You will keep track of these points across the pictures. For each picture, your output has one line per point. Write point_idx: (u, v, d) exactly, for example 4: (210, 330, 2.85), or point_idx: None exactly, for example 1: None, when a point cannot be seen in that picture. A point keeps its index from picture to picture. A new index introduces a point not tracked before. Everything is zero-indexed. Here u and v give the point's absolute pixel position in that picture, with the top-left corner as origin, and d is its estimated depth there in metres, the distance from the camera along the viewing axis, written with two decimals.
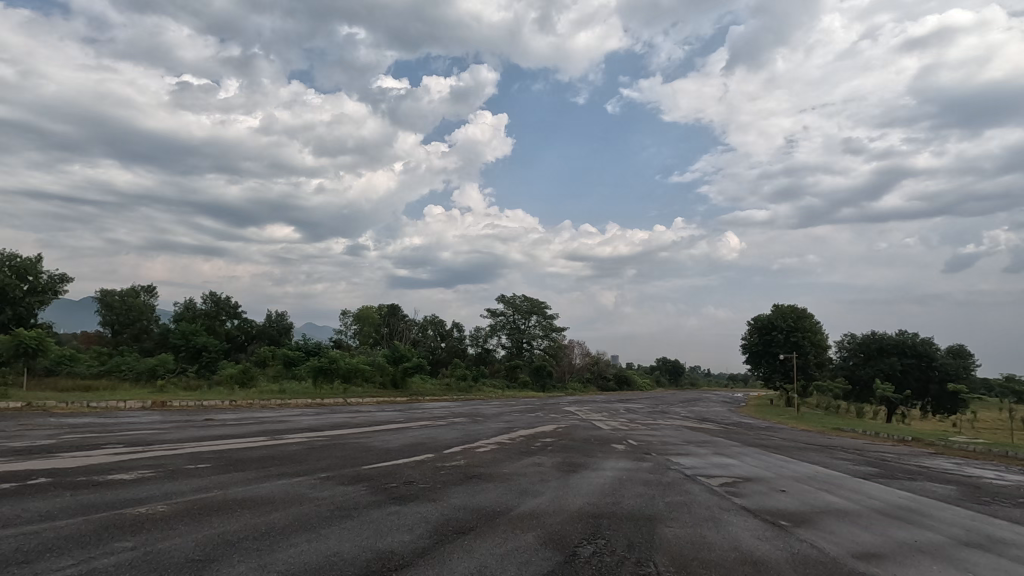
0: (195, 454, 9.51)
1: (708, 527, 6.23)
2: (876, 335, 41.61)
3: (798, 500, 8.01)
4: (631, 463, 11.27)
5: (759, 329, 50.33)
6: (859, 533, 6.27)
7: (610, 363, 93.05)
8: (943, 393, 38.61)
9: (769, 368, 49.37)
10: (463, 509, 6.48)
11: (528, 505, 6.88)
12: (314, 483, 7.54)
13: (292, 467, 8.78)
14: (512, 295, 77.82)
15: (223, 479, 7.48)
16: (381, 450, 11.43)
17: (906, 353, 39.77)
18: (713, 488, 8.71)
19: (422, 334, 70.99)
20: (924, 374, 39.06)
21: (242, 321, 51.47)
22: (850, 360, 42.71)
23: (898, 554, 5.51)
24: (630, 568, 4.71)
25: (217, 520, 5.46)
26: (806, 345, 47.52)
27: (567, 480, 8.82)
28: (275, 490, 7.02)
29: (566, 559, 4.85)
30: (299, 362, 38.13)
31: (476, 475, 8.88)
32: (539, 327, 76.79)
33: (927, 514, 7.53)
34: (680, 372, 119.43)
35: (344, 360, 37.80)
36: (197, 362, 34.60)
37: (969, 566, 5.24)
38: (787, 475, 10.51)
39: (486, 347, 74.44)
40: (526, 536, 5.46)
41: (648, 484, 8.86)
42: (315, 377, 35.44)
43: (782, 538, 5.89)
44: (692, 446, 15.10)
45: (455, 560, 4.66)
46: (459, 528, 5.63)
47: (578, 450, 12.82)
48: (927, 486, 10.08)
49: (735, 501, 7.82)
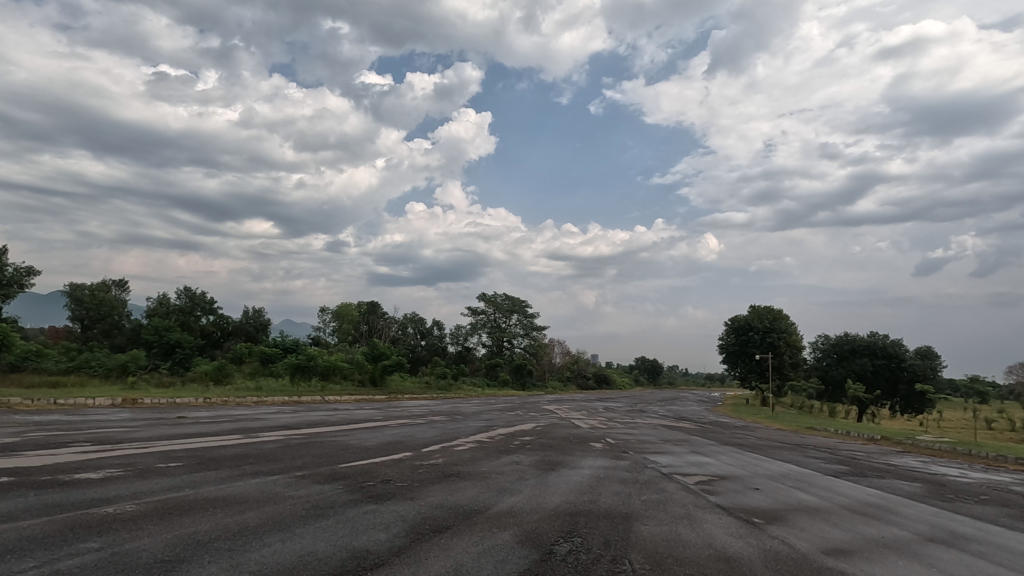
0: (167, 453, 9.24)
1: (683, 524, 6.32)
2: (848, 336, 42.59)
3: (770, 498, 8.18)
4: (609, 462, 11.32)
5: (736, 330, 51.13)
6: (829, 530, 6.40)
7: (590, 363, 93.64)
8: (911, 394, 39.71)
9: (746, 368, 50.26)
10: (441, 508, 6.44)
11: (506, 504, 6.87)
12: (288, 482, 7.39)
13: (268, 466, 8.59)
14: (493, 293, 77.62)
15: (194, 478, 7.31)
16: (359, 449, 11.23)
17: (877, 354, 40.75)
18: (688, 487, 8.81)
19: (401, 332, 70.72)
20: (894, 375, 40.06)
21: (217, 318, 50.43)
22: (824, 360, 43.61)
23: (865, 550, 5.66)
24: (605, 565, 4.75)
25: (188, 519, 5.35)
26: (781, 345, 48.36)
27: (544, 480, 8.79)
28: (249, 489, 6.87)
29: (542, 557, 4.85)
30: (276, 359, 37.61)
31: (454, 474, 8.81)
32: (519, 326, 76.96)
33: (895, 510, 7.76)
34: (659, 372, 120.39)
35: (321, 358, 37.52)
36: (170, 358, 33.93)
37: (934, 561, 5.40)
38: (762, 474, 10.68)
39: (466, 345, 74.17)
40: (503, 535, 5.45)
41: (625, 482, 8.96)
42: (292, 374, 35.08)
43: (754, 535, 6.01)
44: (668, 445, 15.16)
45: (431, 559, 4.62)
46: (436, 527, 5.58)
47: (557, 450, 12.78)
48: (894, 483, 10.36)
49: (710, 498, 7.93)
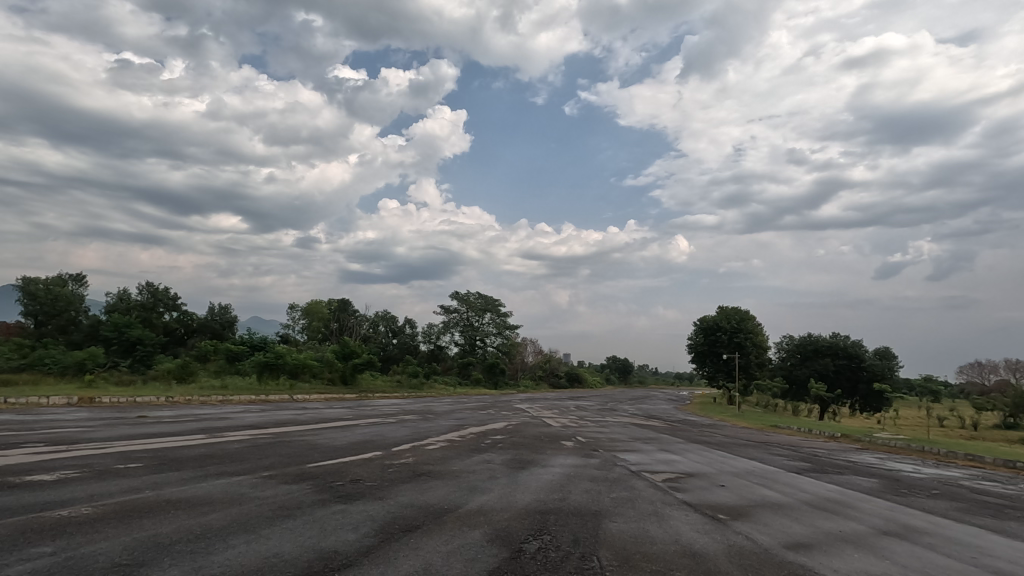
0: (126, 454, 8.94)
1: (651, 521, 6.41)
2: (812, 337, 43.91)
3: (736, 495, 8.38)
4: (579, 459, 11.48)
5: (705, 330, 52.20)
6: (791, 526, 6.59)
7: (562, 362, 94.31)
8: (870, 393, 41.01)
9: (713, 368, 51.34)
10: (411, 508, 6.38)
11: (476, 503, 6.88)
12: (254, 483, 7.24)
13: (234, 466, 8.42)
14: (466, 291, 77.38)
15: (154, 479, 7.09)
16: (328, 449, 11.07)
17: (839, 354, 42.10)
18: (656, 484, 8.97)
19: (373, 330, 70.10)
20: (854, 375, 41.42)
21: (181, 314, 49.02)
22: (789, 360, 44.88)
23: (824, 544, 5.85)
24: (574, 563, 4.79)
25: (148, 522, 5.19)
26: (748, 345, 49.56)
27: (516, 478, 8.86)
28: (213, 490, 6.71)
29: (511, 555, 4.88)
30: (243, 357, 36.76)
31: (426, 473, 8.78)
32: (492, 325, 76.89)
33: (852, 505, 8.04)
34: (629, 371, 121.88)
35: (290, 356, 36.79)
36: (131, 356, 32.84)
37: (888, 553, 5.61)
38: (727, 471, 10.96)
39: (439, 344, 73.74)
40: (472, 534, 5.42)
41: (594, 479, 9.08)
42: (260, 373, 34.38)
43: (719, 531, 6.13)
44: (637, 443, 15.42)
45: (400, 559, 4.58)
46: (405, 527, 5.54)
47: (529, 448, 12.80)
48: (853, 479, 10.77)
49: (677, 495, 8.09)
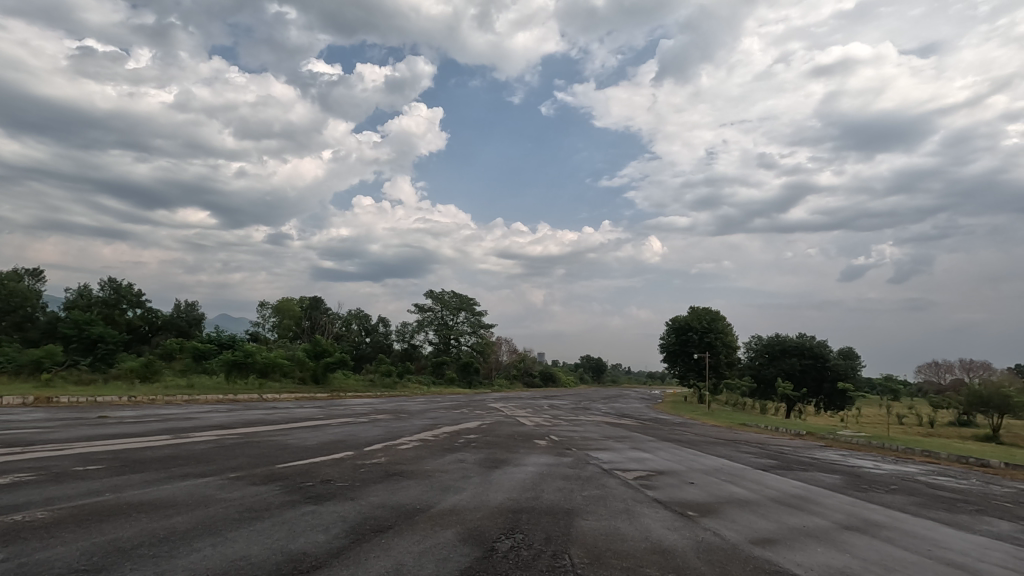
0: (85, 456, 8.64)
1: (622, 519, 6.48)
2: (779, 337, 45.03)
3: (705, 492, 8.53)
4: (552, 458, 11.55)
5: (677, 330, 53.00)
6: (757, 522, 6.75)
7: (537, 361, 94.64)
8: (834, 392, 42.26)
9: (685, 367, 52.20)
10: (383, 508, 6.34)
11: (448, 502, 6.87)
12: (221, 484, 7.08)
13: (199, 467, 8.22)
14: (440, 290, 76.97)
15: (116, 481, 6.87)
16: (299, 449, 10.92)
17: (805, 354, 43.27)
18: (628, 482, 9.07)
19: (345, 329, 69.27)
20: (819, 374, 42.62)
21: (146, 311, 47.50)
22: (757, 360, 45.95)
23: (789, 539, 6.01)
24: (546, 561, 4.82)
25: (109, 526, 5.04)
26: (718, 345, 50.53)
27: (489, 477, 8.87)
28: (178, 492, 6.54)
29: (484, 554, 4.88)
30: (210, 355, 35.86)
31: (398, 473, 8.74)
32: (467, 323, 76.63)
33: (816, 501, 8.28)
34: (603, 369, 122.93)
35: (260, 354, 36.04)
36: (91, 354, 31.73)
37: (848, 547, 5.79)
38: (697, 469, 11.13)
39: (412, 343, 73.14)
40: (444, 534, 5.41)
41: (567, 478, 9.14)
42: (228, 372, 33.59)
43: (688, 528, 6.24)
44: (610, 441, 15.56)
45: (371, 559, 4.56)
46: (377, 527, 5.50)
47: (502, 447, 12.82)
48: (817, 475, 11.09)
49: (648, 493, 8.21)
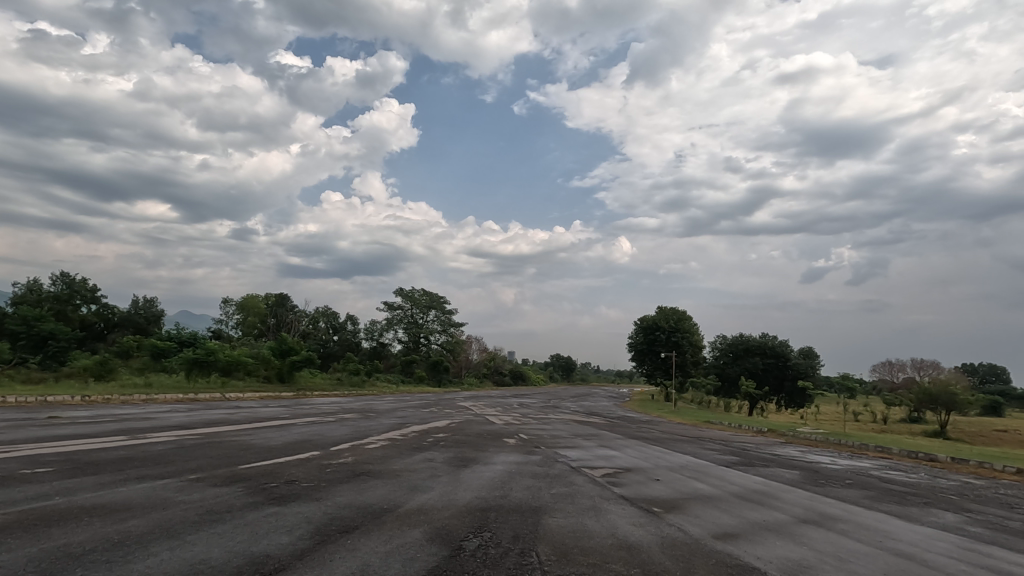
0: (33, 458, 8.24)
1: (589, 516, 6.56)
2: (743, 337, 46.25)
3: (670, 488, 8.72)
4: (521, 456, 11.60)
5: (644, 329, 53.81)
6: (720, 516, 6.93)
7: (507, 359, 94.79)
8: (794, 390, 43.64)
9: (652, 366, 53.08)
10: (349, 508, 6.26)
11: (417, 501, 6.82)
12: (180, 487, 6.85)
13: (158, 469, 7.95)
14: (410, 288, 76.16)
15: (66, 485, 6.57)
16: (262, 449, 10.69)
17: (767, 353, 44.54)
18: (595, 479, 9.18)
19: (312, 326, 68.09)
20: (781, 373, 43.95)
21: (101, 307, 45.62)
22: (721, 359, 47.08)
23: (749, 533, 6.18)
24: (513, 558, 4.84)
25: (59, 530, 4.83)
26: (684, 345, 51.58)
27: (457, 476, 8.86)
28: (133, 494, 6.30)
29: (451, 554, 4.85)
30: (169, 353, 34.69)
31: (365, 472, 8.65)
32: (437, 322, 76.12)
33: (775, 496, 8.54)
34: (572, 368, 123.86)
35: (223, 352, 35.02)
36: (41, 352, 30.28)
37: (806, 540, 5.99)
38: (663, 466, 11.36)
39: (381, 341, 72.24)
40: (412, 533, 5.38)
41: (535, 476, 9.20)
42: (188, 370, 32.56)
43: (654, 523, 6.36)
44: (578, 440, 15.72)
45: (337, 560, 4.50)
46: (343, 528, 5.43)
47: (471, 446, 12.77)
48: (777, 471, 11.44)
49: (615, 490, 8.34)
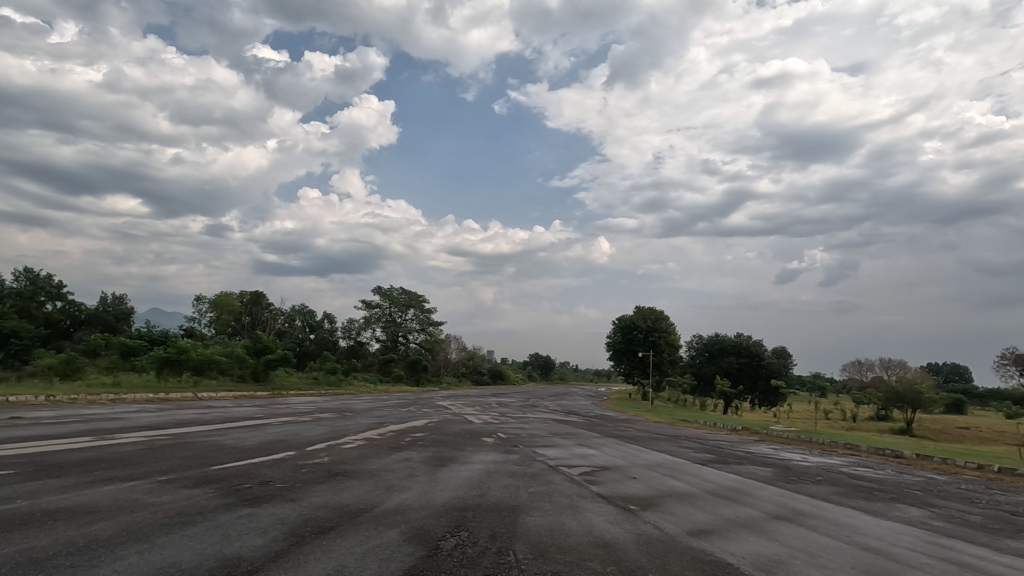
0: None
1: (566, 514, 6.61)
2: (718, 336, 47.03)
3: (647, 486, 8.81)
4: (499, 455, 11.59)
5: (622, 329, 54.30)
6: (694, 513, 7.04)
7: (486, 358, 94.75)
8: (768, 389, 44.53)
9: (629, 365, 53.59)
10: (324, 509, 6.19)
11: (393, 502, 6.77)
12: (149, 488, 6.69)
13: (126, 471, 7.74)
14: (388, 286, 75.50)
15: (28, 488, 6.35)
16: (236, 450, 10.49)
17: (742, 353, 45.36)
18: (573, 478, 9.23)
19: (288, 325, 67.14)
20: (754, 372, 44.79)
21: (67, 305, 44.23)
22: (697, 358, 47.79)
23: (723, 529, 6.29)
24: (491, 558, 4.84)
25: (22, 535, 4.67)
26: (661, 344, 52.19)
27: (435, 475, 8.82)
28: (100, 497, 6.13)
29: (428, 554, 4.83)
30: (139, 352, 33.82)
31: (341, 473, 8.56)
32: (415, 321, 75.63)
33: (749, 493, 8.70)
34: (551, 367, 124.26)
35: (195, 351, 34.28)
36: (3, 350, 29.24)
37: (778, 536, 6.11)
38: (640, 464, 11.48)
39: (359, 340, 71.53)
40: (389, 534, 5.34)
41: (514, 475, 9.20)
42: (159, 369, 31.78)
43: (630, 521, 6.42)
44: (556, 438, 15.81)
45: (312, 562, 4.45)
46: (318, 529, 5.36)
47: (448, 445, 12.73)
48: (750, 468, 11.67)
49: (593, 488, 8.40)
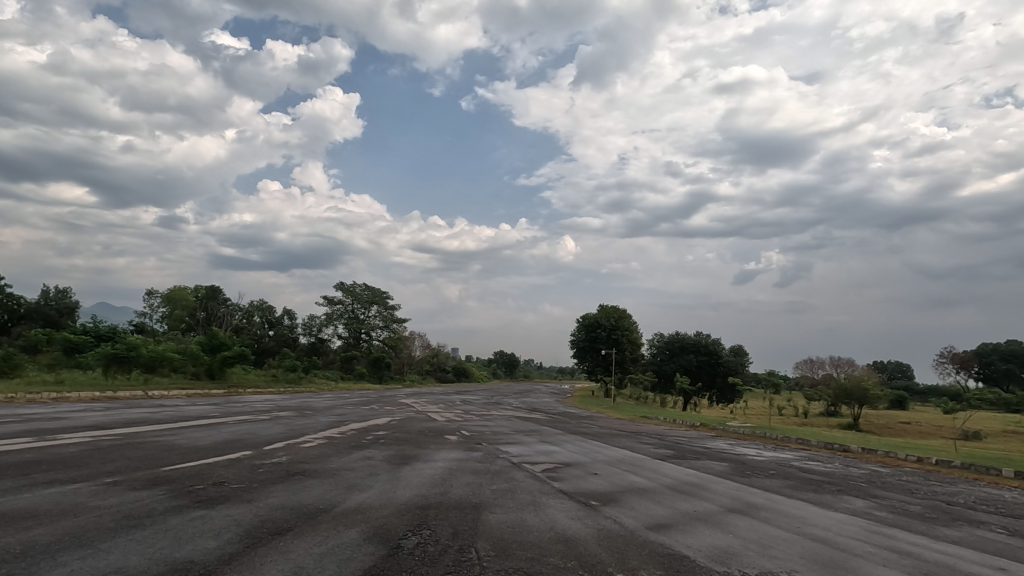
0: None
1: (529, 510, 6.65)
2: (679, 335, 48.20)
3: (607, 482, 8.95)
4: (462, 454, 11.53)
5: (586, 327, 55.00)
6: (653, 508, 7.19)
7: (450, 356, 94.25)
8: (725, 386, 45.89)
9: (593, 362, 54.32)
10: (281, 509, 6.05)
11: (354, 501, 6.68)
12: (94, 491, 6.37)
13: (69, 473, 7.36)
14: (351, 282, 74.25)
15: None
16: (188, 450, 10.13)
17: (701, 351, 46.62)
18: (536, 475, 9.31)
19: (246, 321, 65.28)
20: (713, 369, 46.07)
21: (5, 298, 41.57)
22: (658, 356, 48.86)
23: (681, 523, 6.45)
24: (453, 555, 4.83)
25: None
26: (624, 342, 53.09)
27: (396, 474, 8.73)
28: (40, 501, 5.82)
29: (389, 553, 4.79)
30: (84, 349, 32.25)
31: (300, 472, 8.39)
32: (379, 318, 74.60)
33: (705, 487, 8.95)
34: (515, 365, 124.31)
35: (146, 348, 32.90)
36: None
37: (732, 529, 6.31)
38: (601, 460, 11.67)
39: (320, 337, 70.01)
40: (349, 533, 5.26)
41: (476, 473, 9.19)
42: (106, 367, 30.33)
43: (591, 516, 6.52)
44: (520, 436, 15.90)
45: (268, 564, 4.34)
46: (275, 530, 5.24)
47: (411, 444, 12.62)
48: (707, 463, 12.01)
49: (554, 485, 8.47)
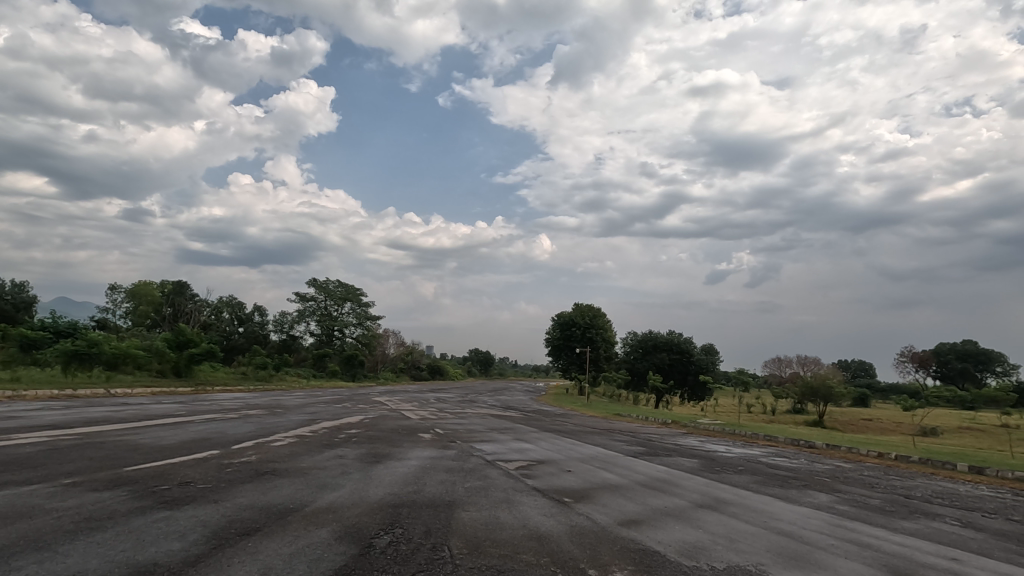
0: None
1: (502, 508, 6.66)
2: (652, 334, 48.82)
3: (580, 479, 9.02)
4: (436, 452, 11.48)
5: (561, 325, 55.31)
6: (625, 504, 7.28)
7: (425, 354, 93.41)
8: (696, 384, 46.69)
9: (567, 360, 54.68)
10: (249, 509, 5.94)
11: (326, 500, 6.60)
12: (51, 493, 6.13)
13: (23, 474, 7.07)
14: (324, 278, 73.09)
15: None
16: (153, 449, 9.84)
17: (673, 349, 47.32)
18: (509, 472, 9.31)
19: (215, 317, 63.70)
20: (684, 368, 46.81)
21: None
22: (632, 354, 49.42)
23: (652, 519, 6.55)
24: (425, 554, 4.81)
25: None
26: (598, 340, 53.55)
27: (368, 472, 8.63)
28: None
29: (361, 552, 4.74)
30: (42, 345, 31.01)
31: (270, 471, 8.24)
32: (352, 315, 73.58)
33: (676, 483, 9.10)
34: (490, 363, 123.69)
35: (108, 344, 31.83)
36: None
37: (701, 523, 6.44)
38: (574, 457, 11.74)
39: (292, 334, 68.73)
40: (320, 533, 5.19)
41: (450, 471, 9.16)
42: (65, 364, 29.25)
43: (564, 513, 6.55)
44: (493, 433, 15.88)
45: (235, 565, 4.25)
46: (243, 530, 5.13)
47: (384, 442, 12.50)
48: (678, 460, 12.21)
49: (528, 482, 8.49)
